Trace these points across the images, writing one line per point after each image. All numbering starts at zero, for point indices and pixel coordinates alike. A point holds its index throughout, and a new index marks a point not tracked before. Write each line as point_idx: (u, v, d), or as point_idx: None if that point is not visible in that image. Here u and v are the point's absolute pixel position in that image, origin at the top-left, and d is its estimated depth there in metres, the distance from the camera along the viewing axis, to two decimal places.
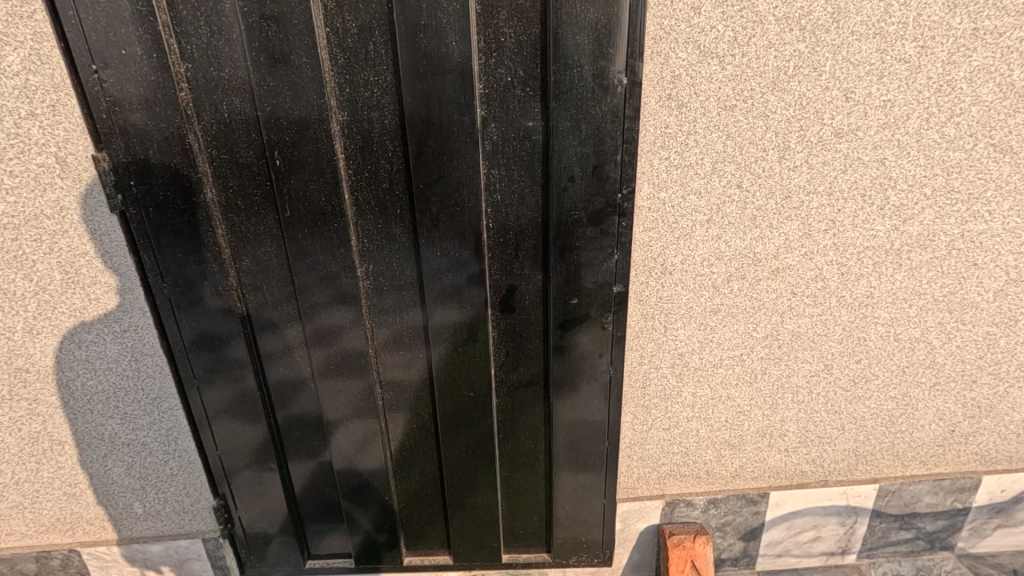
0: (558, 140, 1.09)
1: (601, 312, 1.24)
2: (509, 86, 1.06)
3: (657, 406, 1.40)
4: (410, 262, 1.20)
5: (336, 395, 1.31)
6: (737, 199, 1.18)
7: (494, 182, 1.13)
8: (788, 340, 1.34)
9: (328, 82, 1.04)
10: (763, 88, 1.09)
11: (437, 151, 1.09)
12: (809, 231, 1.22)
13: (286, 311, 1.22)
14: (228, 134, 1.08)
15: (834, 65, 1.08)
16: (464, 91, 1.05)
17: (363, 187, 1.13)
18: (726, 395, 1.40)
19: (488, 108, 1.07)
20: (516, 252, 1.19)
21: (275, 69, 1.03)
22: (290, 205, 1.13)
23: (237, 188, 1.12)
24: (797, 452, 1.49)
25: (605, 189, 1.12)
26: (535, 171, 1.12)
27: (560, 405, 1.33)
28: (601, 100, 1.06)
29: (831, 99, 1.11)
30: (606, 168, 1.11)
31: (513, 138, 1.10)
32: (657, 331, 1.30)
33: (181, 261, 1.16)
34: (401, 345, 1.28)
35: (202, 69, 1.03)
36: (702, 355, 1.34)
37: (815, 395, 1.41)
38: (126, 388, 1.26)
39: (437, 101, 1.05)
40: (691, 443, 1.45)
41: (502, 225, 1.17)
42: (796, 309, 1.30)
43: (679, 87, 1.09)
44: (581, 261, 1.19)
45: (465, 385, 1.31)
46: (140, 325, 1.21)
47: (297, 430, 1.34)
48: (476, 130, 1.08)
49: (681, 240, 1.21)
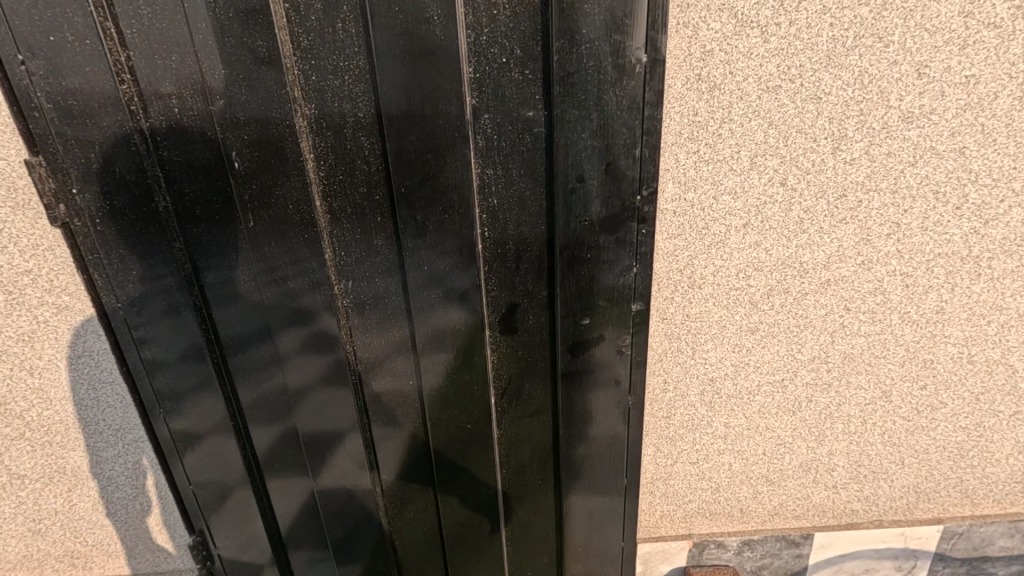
0: (564, 133, 0.91)
1: (617, 334, 1.06)
2: (503, 69, 0.88)
3: (683, 437, 1.22)
4: (395, 278, 1.04)
5: (318, 423, 1.15)
6: (780, 200, 0.99)
7: (490, 184, 0.96)
8: (838, 364, 1.14)
9: (291, 69, 0.89)
10: (815, 63, 0.90)
11: (421, 149, 0.92)
12: (868, 237, 1.02)
13: (256, 330, 1.06)
14: (182, 136, 0.93)
15: (905, 33, 0.87)
16: (450, 76, 0.88)
17: (338, 193, 0.97)
18: (764, 425, 1.20)
19: (479, 97, 0.90)
20: (518, 266, 1.02)
21: (227, 55, 0.87)
22: (255, 215, 0.98)
23: (193, 194, 0.97)
24: (847, 489, 1.29)
25: (622, 190, 0.94)
26: (538, 171, 0.95)
27: (571, 437, 1.16)
28: (615, 84, 0.88)
29: (900, 76, 0.90)
30: (622, 167, 0.92)
31: (509, 132, 0.92)
32: (684, 354, 1.12)
33: (137, 278, 1.01)
34: (388, 368, 1.12)
35: (145, 59, 0.88)
36: (737, 380, 1.15)
37: (870, 425, 1.21)
38: (85, 419, 1.13)
39: (419, 89, 0.88)
40: (723, 478, 1.26)
41: (500, 236, 1.00)
42: (849, 327, 1.10)
43: (711, 66, 0.90)
44: (594, 277, 1.01)
45: (461, 413, 1.15)
46: (95, 351, 1.07)
47: (276, 463, 1.18)
48: (465, 123, 0.91)
49: (712, 249, 1.03)
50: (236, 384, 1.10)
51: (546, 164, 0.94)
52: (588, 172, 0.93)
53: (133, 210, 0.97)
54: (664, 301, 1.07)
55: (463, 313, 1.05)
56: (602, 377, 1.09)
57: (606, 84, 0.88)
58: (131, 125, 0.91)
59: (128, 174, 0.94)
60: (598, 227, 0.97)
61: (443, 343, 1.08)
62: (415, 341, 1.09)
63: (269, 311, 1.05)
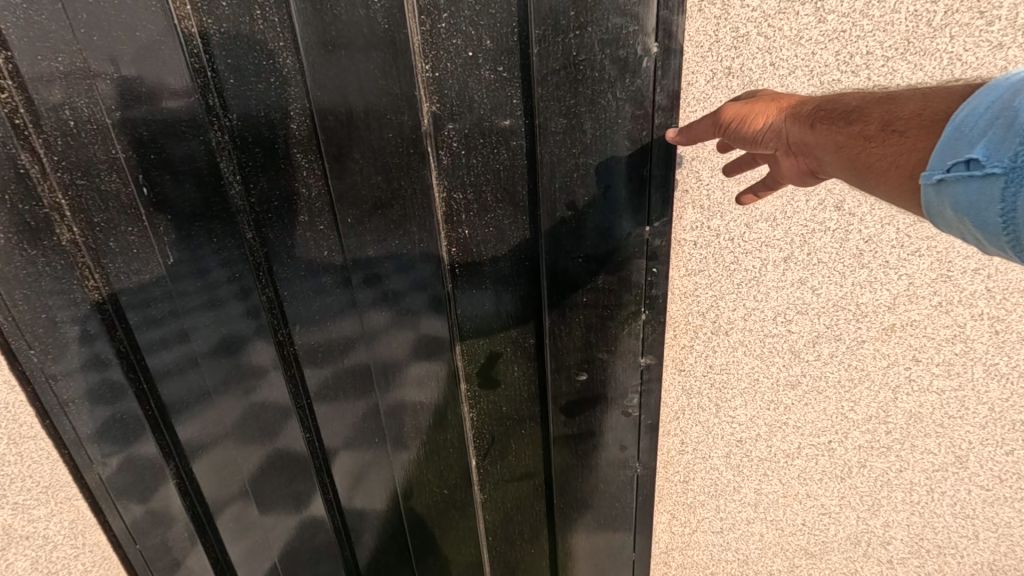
0: (550, 145, 0.76)
1: (622, 395, 0.90)
2: (471, 65, 0.75)
3: (704, 504, 1.01)
4: (351, 318, 0.90)
5: (275, 468, 1.00)
6: (833, 227, 0.77)
7: (459, 209, 0.83)
8: (901, 424, 0.92)
9: (207, 72, 0.74)
10: (887, 49, 0.67)
11: (370, 169, 0.79)
12: (949, 273, 0.79)
13: (195, 369, 0.89)
14: (85, 153, 0.75)
15: (1016, 5, 0.64)
16: (399, 79, 0.75)
17: (276, 224, 0.82)
18: (804, 492, 0.99)
19: (438, 103, 0.77)
20: (497, 305, 0.90)
21: (132, 54, 0.71)
22: (182, 248, 0.82)
23: (104, 225, 0.79)
24: (906, 566, 1.06)
25: (625, 219, 0.78)
26: (519, 194, 0.82)
27: (569, 499, 1.02)
28: (615, 83, 0.71)
29: (1007, 63, 0.66)
30: (624, 191, 0.77)
31: (481, 145, 0.79)
32: (706, 411, 0.92)
33: (40, 329, 0.80)
34: (358, 404, 0.97)
35: (30, 60, 0.69)
36: (771, 442, 0.94)
37: (937, 495, 0.99)
38: (9, 477, 0.97)
39: (360, 93, 0.75)
40: (753, 549, 1.06)
41: (475, 270, 0.88)
42: (917, 382, 0.88)
43: (746, 56, 0.69)
44: (592, 326, 0.86)
45: (436, 457, 1.03)
46: (12, 403, 0.92)
47: (237, 516, 1.01)
48: (419, 135, 0.78)
49: (743, 288, 0.81)
50: (181, 430, 0.93)
51: (529, 193, 0.81)
52: (583, 198, 0.78)
53: (29, 246, 0.76)
54: (682, 352, 0.87)
55: (433, 353, 0.93)
56: (603, 441, 0.95)
57: (602, 82, 0.72)
58: (18, 142, 0.72)
59: (20, 202, 0.74)
60: (594, 267, 0.82)
61: (410, 381, 0.96)
62: (379, 377, 0.95)
63: (208, 347, 0.88)
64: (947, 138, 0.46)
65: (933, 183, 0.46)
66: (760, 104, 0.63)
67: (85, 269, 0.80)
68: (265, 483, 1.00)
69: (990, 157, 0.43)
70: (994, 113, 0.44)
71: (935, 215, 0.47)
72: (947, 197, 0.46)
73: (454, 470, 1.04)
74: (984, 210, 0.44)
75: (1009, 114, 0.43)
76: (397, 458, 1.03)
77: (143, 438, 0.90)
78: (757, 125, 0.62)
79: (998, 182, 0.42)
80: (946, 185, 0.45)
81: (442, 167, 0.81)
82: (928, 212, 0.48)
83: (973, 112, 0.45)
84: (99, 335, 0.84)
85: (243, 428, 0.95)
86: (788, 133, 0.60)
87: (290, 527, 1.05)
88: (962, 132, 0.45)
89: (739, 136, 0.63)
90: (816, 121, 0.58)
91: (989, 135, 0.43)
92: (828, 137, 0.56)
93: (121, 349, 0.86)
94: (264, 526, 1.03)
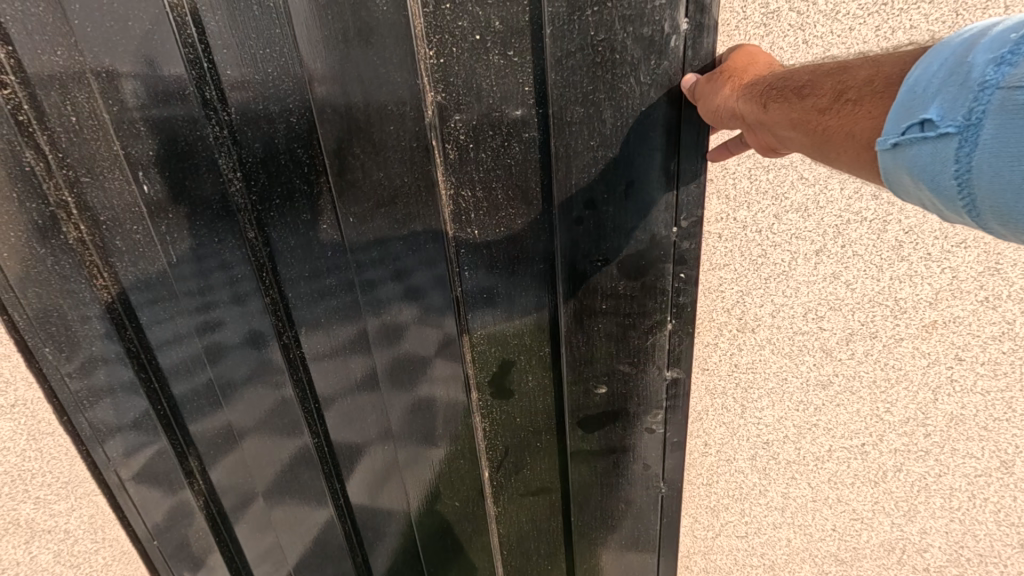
0: (566, 136, 0.73)
1: (645, 408, 0.88)
2: (479, 50, 0.73)
3: (728, 508, 0.97)
4: (357, 319, 0.88)
5: (287, 471, 0.98)
6: (870, 217, 0.72)
7: (469, 207, 0.82)
8: (940, 426, 0.86)
9: (201, 64, 0.72)
10: (931, 23, 0.62)
11: (371, 164, 0.78)
12: (998, 265, 0.73)
13: (202, 370, 0.88)
14: (90, 150, 0.74)
15: None
16: (401, 69, 0.74)
17: (280, 222, 0.80)
18: (835, 497, 0.94)
19: (444, 93, 0.76)
20: (508, 307, 0.88)
21: (130, 45, 0.69)
22: (185, 246, 0.80)
23: (110, 223, 0.78)
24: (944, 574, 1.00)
25: (649, 223, 0.75)
26: (533, 194, 0.79)
27: (586, 512, 1.00)
28: (638, 66, 0.68)
29: None
30: (644, 194, 0.74)
31: (489, 137, 0.77)
32: (731, 412, 0.88)
33: (50, 330, 0.80)
34: (364, 406, 0.94)
35: (32, 55, 0.68)
36: (800, 444, 0.90)
37: (979, 501, 0.93)
38: (31, 471, 0.99)
39: (363, 84, 0.74)
40: (779, 555, 1.01)
41: (485, 269, 0.86)
42: (959, 382, 0.82)
43: (777, 33, 0.65)
44: (614, 336, 0.84)
45: (447, 458, 1.01)
46: (30, 399, 0.93)
47: (248, 518, 1.00)
48: (421, 127, 0.77)
49: (772, 284, 0.77)
50: (189, 432, 0.91)
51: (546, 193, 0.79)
52: (601, 194, 0.75)
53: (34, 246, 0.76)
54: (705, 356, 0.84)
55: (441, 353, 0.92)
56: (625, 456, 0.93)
57: (624, 66, 0.69)
58: (23, 140, 0.71)
59: (27, 201, 0.73)
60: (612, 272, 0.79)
61: (418, 381, 0.94)
62: (386, 379, 0.93)
63: (213, 348, 0.87)
64: (902, 102, 0.45)
65: (889, 148, 0.45)
66: (727, 78, 0.62)
67: (90, 268, 0.79)
68: (276, 486, 0.99)
69: (945, 118, 0.41)
70: (949, 72, 0.42)
71: (893, 182, 0.46)
72: (902, 162, 0.44)
73: (466, 482, 1.04)
74: (942, 174, 0.42)
75: (963, 69, 0.41)
76: (409, 462, 1.01)
77: (153, 441, 0.90)
78: (718, 103, 0.61)
79: (954, 142, 0.41)
80: (902, 149, 0.44)
81: (450, 161, 0.80)
82: (886, 179, 0.47)
83: (928, 72, 0.44)
84: (107, 336, 0.83)
85: (254, 432, 0.93)
86: (742, 111, 0.59)
87: (301, 530, 1.03)
88: (917, 93, 0.44)
89: (707, 110, 0.63)
90: (768, 99, 0.56)
91: (944, 95, 0.42)
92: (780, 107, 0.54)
93: (129, 352, 0.84)
94: (277, 528, 1.02)
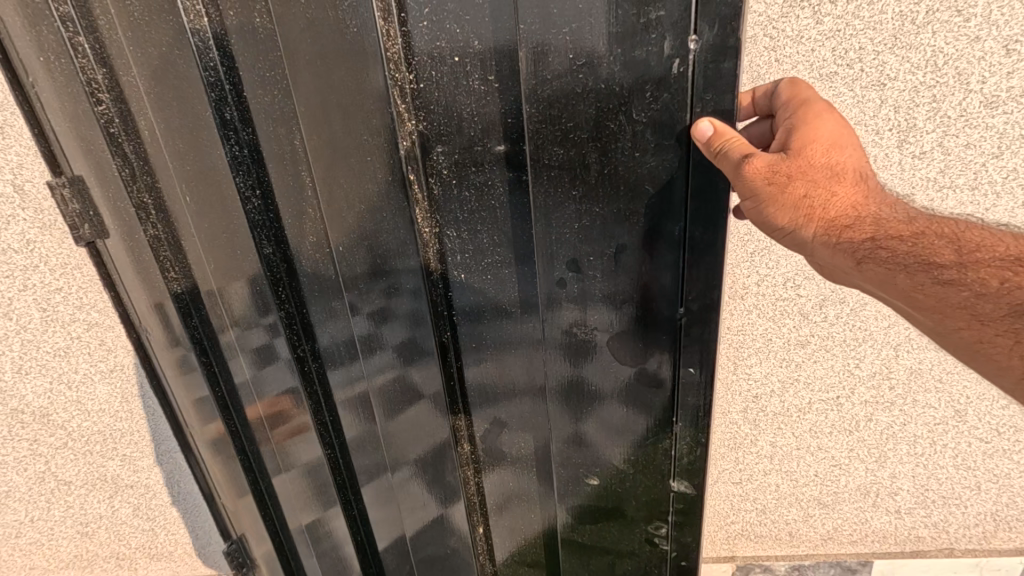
0: (543, 181, 0.64)
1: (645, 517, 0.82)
2: (457, 73, 0.62)
3: (725, 456, 1.13)
4: (382, 371, 0.82)
5: (307, 481, 0.95)
6: None
7: (454, 249, 0.72)
8: (903, 380, 1.02)
9: (222, 85, 0.65)
10: (877, 45, 0.78)
11: (360, 210, 0.71)
12: None
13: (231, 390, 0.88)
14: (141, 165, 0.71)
15: (988, 4, 0.75)
16: (370, 97, 0.64)
17: (283, 243, 0.74)
18: (816, 445, 1.10)
19: (423, 123, 0.65)
20: (524, 379, 0.78)
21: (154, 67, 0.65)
22: (219, 260, 0.77)
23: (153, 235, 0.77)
24: (913, 515, 1.16)
25: (653, 301, 0.66)
26: (518, 244, 0.69)
27: None
28: (630, 103, 0.59)
29: (983, 55, 0.77)
30: (636, 274, 0.66)
31: (471, 175, 0.67)
32: (724, 369, 1.03)
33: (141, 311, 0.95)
34: (370, 453, 0.91)
35: (119, 66, 0.66)
36: (784, 397, 1.05)
37: (940, 447, 1.08)
38: (120, 430, 1.16)
39: (344, 126, 0.66)
40: (769, 500, 1.17)
41: (483, 325, 0.76)
42: (917, 340, 0.98)
43: (754, 54, 0.80)
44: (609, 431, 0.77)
45: (439, 525, 0.94)
46: (126, 365, 1.09)
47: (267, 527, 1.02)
48: (396, 161, 0.67)
49: (756, 257, 0.93)
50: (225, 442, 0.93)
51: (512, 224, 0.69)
52: (586, 256, 0.67)
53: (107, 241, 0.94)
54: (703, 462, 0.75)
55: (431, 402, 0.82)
56: (621, 562, 0.87)
57: (613, 100, 0.59)
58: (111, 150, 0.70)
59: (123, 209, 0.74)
60: (595, 344, 0.71)
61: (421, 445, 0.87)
62: (391, 437, 0.88)
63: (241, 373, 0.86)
64: None
65: None
66: (789, 208, 0.62)
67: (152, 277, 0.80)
68: (297, 493, 0.97)
69: None
70: None
71: None
72: None
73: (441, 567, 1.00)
74: None
75: None
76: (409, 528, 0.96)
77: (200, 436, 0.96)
78: (785, 229, 0.63)
79: None
80: None
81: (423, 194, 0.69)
82: None
83: None
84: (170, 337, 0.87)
85: (282, 449, 0.92)
86: (827, 257, 0.63)
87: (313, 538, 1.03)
88: None
89: (771, 228, 0.64)
90: (861, 258, 0.60)
91: None
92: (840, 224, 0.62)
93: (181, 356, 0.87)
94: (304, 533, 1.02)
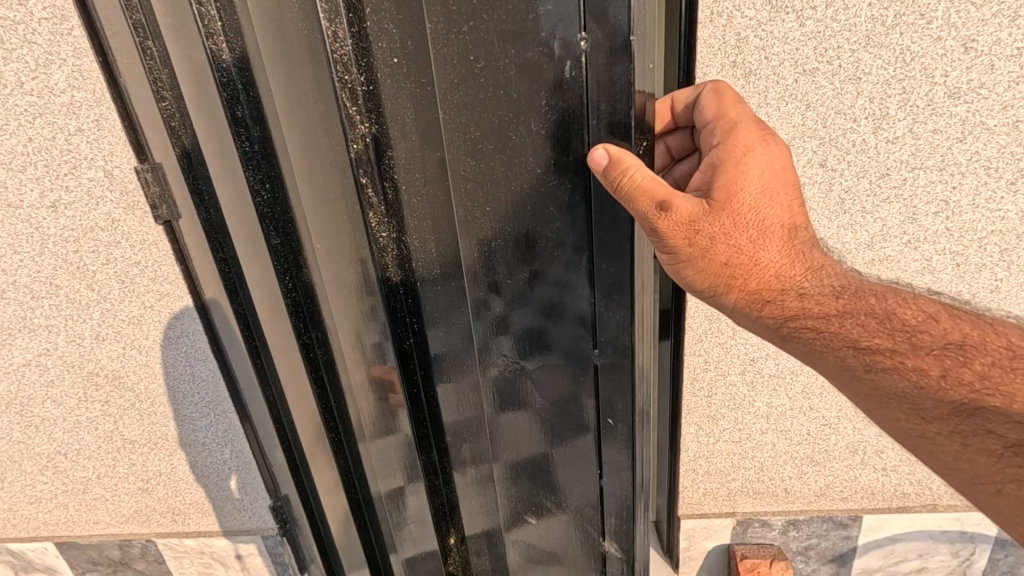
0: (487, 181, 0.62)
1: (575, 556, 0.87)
2: (400, 74, 0.59)
3: (726, 416, 1.25)
4: (371, 375, 0.81)
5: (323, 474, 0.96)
6: (820, 180, 1.00)
7: (412, 257, 0.70)
8: None
9: (235, 85, 0.63)
10: (853, 44, 0.90)
11: (333, 212, 0.70)
12: (914, 215, 1.01)
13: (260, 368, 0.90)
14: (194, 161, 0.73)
15: (948, 8, 0.87)
16: (321, 102, 0.62)
17: (293, 235, 0.72)
18: (808, 405, 1.22)
19: (373, 127, 0.62)
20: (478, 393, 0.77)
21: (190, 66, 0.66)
22: (247, 256, 0.77)
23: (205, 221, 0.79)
24: (898, 472, 1.27)
25: (580, 339, 0.68)
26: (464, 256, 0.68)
27: None
28: (547, 111, 0.57)
29: (945, 52, 0.89)
30: (554, 307, 0.67)
31: (421, 182, 0.65)
32: (724, 334, 1.15)
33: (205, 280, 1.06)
34: (369, 452, 0.90)
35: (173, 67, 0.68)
36: (779, 360, 1.17)
37: None
38: (183, 392, 1.31)
39: (310, 131, 0.65)
40: (766, 457, 1.29)
41: (438, 337, 0.75)
42: None
43: (747, 52, 0.92)
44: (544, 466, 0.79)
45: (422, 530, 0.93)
46: (191, 331, 1.23)
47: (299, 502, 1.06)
48: (350, 166, 0.65)
49: None
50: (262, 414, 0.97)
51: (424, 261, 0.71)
52: (504, 280, 0.67)
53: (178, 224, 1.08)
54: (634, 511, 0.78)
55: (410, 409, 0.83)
56: None
57: (524, 112, 0.57)
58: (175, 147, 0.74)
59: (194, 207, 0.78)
60: (526, 383, 0.74)
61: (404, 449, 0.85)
62: (383, 439, 0.87)
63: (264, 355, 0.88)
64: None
65: None
66: (724, 277, 0.73)
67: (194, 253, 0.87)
68: (319, 478, 0.98)
69: None
70: None
71: None
72: None
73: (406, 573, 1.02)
74: None
75: None
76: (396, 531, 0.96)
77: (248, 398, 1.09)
78: (715, 296, 0.75)
79: None
80: None
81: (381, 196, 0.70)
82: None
83: None
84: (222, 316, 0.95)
85: (303, 434, 0.93)
86: (753, 323, 0.75)
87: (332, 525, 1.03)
88: None
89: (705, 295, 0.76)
90: (785, 331, 0.72)
91: None
92: (771, 289, 0.73)
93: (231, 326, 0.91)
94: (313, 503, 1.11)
